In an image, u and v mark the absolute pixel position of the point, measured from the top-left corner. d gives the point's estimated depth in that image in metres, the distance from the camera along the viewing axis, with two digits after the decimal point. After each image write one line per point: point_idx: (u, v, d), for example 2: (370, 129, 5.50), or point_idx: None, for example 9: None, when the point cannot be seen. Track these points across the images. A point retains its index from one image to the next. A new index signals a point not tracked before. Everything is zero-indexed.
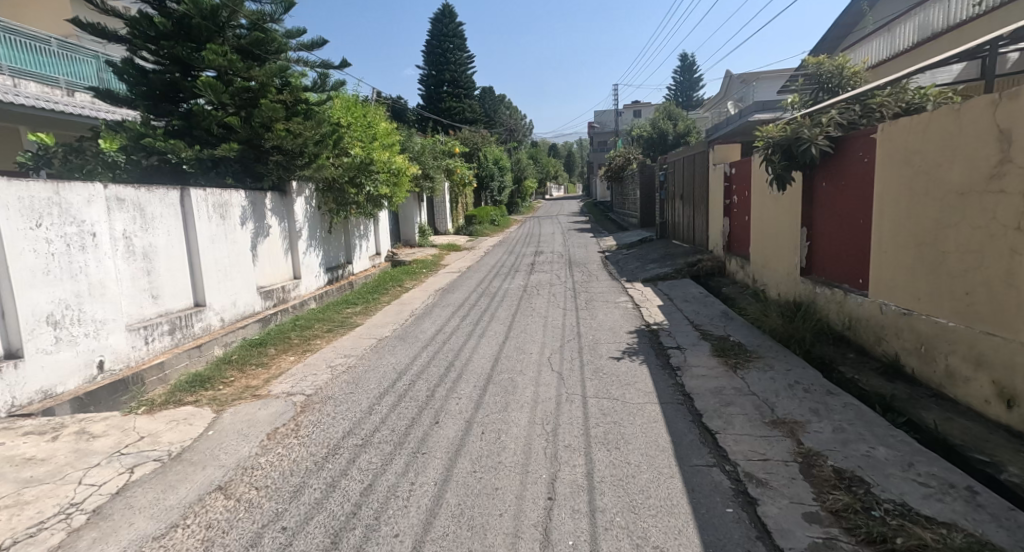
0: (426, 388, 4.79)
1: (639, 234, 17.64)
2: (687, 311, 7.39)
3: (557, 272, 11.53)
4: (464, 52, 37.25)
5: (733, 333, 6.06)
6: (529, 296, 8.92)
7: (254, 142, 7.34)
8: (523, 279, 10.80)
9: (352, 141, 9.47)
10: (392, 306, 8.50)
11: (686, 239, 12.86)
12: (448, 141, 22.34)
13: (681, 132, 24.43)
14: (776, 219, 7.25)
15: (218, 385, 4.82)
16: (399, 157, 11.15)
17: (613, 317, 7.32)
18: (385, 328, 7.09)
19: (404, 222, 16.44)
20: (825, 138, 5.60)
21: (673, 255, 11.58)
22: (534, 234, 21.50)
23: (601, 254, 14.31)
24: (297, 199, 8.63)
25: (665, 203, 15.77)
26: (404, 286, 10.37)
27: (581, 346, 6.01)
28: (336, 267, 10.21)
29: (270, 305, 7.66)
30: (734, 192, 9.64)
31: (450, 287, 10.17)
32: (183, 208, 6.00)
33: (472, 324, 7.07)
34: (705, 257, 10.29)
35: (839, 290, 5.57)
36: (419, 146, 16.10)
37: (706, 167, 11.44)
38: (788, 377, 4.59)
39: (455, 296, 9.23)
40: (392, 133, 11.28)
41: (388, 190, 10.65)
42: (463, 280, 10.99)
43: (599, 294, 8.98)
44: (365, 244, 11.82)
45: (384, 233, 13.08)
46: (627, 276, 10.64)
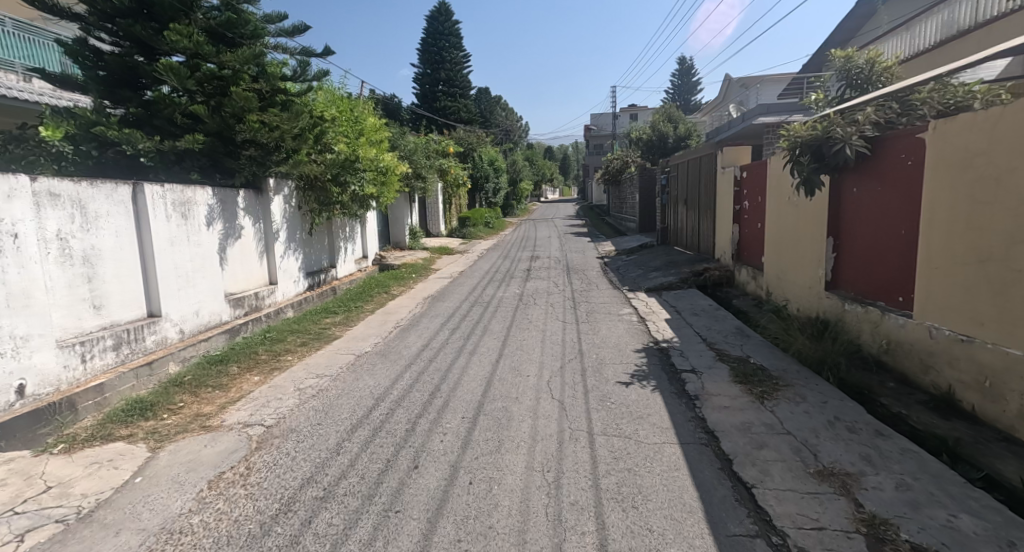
0: (406, 420, 4.13)
1: (638, 240, 17.04)
2: (698, 327, 6.76)
3: (554, 280, 10.88)
4: (460, 51, 36.65)
5: (753, 354, 5.43)
6: (525, 307, 8.27)
7: (223, 135, 6.65)
8: (518, 287, 10.16)
9: (336, 136, 8.82)
10: (376, 316, 7.83)
11: (689, 246, 12.26)
12: (441, 141, 21.67)
13: (681, 134, 23.89)
14: (795, 226, 6.62)
15: (165, 413, 4.15)
16: (388, 155, 10.47)
17: (617, 332, 6.68)
18: (367, 342, 6.43)
19: (394, 223, 15.76)
20: (860, 138, 4.96)
21: (677, 262, 10.97)
22: (530, 238, 20.85)
23: (600, 260, 13.69)
24: (274, 197, 7.94)
25: (667, 208, 15.18)
26: (391, 293, 9.70)
27: (582, 367, 5.36)
28: (318, 271, 9.52)
29: (241, 314, 6.98)
30: (745, 197, 9.03)
31: (439, 295, 9.50)
32: (136, 206, 5.32)
33: (462, 339, 6.42)
34: (712, 266, 9.67)
35: (873, 309, 4.94)
36: (411, 144, 15.44)
37: (712, 170, 10.84)
38: (826, 411, 3.96)
39: (446, 305, 8.57)
40: (381, 130, 10.59)
41: (375, 190, 9.98)
42: (454, 287, 10.33)
43: (600, 305, 8.34)
44: (350, 247, 11.14)
45: (371, 235, 12.40)
46: (628, 285, 10.02)
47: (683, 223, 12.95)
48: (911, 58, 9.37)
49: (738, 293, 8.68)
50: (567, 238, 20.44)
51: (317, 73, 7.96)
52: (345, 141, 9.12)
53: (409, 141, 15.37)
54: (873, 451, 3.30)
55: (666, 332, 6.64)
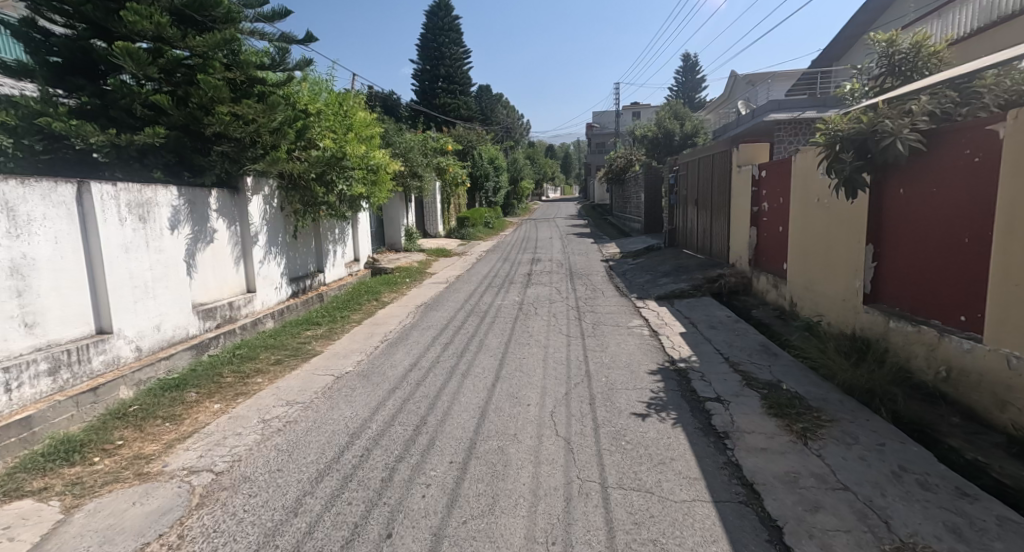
0: (384, 466, 3.48)
1: (643, 241, 16.36)
2: (718, 343, 6.11)
3: (556, 286, 10.22)
4: (460, 48, 36.02)
5: (784, 378, 4.78)
6: (525, 317, 7.62)
7: (190, 129, 6.00)
8: (518, 294, 9.50)
9: (322, 132, 8.24)
10: (363, 328, 7.18)
11: (701, 249, 11.61)
12: (439, 138, 20.97)
13: (688, 132, 23.20)
14: (827, 231, 5.96)
15: (99, 455, 3.51)
16: (379, 152, 9.80)
17: (627, 349, 6.03)
18: (350, 359, 5.79)
19: (389, 224, 15.10)
20: (913, 132, 4.26)
21: (687, 267, 10.31)
22: (530, 238, 20.17)
23: (604, 264, 13.04)
24: (252, 198, 7.28)
25: (675, 209, 14.51)
26: (382, 300, 9.05)
27: (591, 394, 4.71)
28: (303, 277, 8.89)
29: (213, 326, 6.34)
30: (765, 197, 8.37)
31: (434, 303, 8.84)
32: (80, 208, 4.66)
33: (455, 356, 5.76)
34: (727, 272, 9.01)
35: (928, 329, 4.26)
36: (406, 141, 14.78)
37: (726, 169, 10.17)
38: (886, 457, 3.32)
39: (439, 315, 7.92)
40: (372, 125, 9.92)
41: (365, 189, 9.34)
42: (450, 294, 9.68)
43: (607, 316, 7.69)
44: (340, 250, 10.51)
45: (364, 237, 11.77)
46: (636, 292, 9.36)
47: (693, 225, 12.29)
48: (953, 45, 8.62)
49: (757, 302, 8.03)
50: (569, 239, 19.76)
51: (299, 62, 7.31)
52: (332, 137, 8.47)
53: (405, 137, 14.70)
54: (958, 519, 2.65)
55: (684, 349, 5.99)
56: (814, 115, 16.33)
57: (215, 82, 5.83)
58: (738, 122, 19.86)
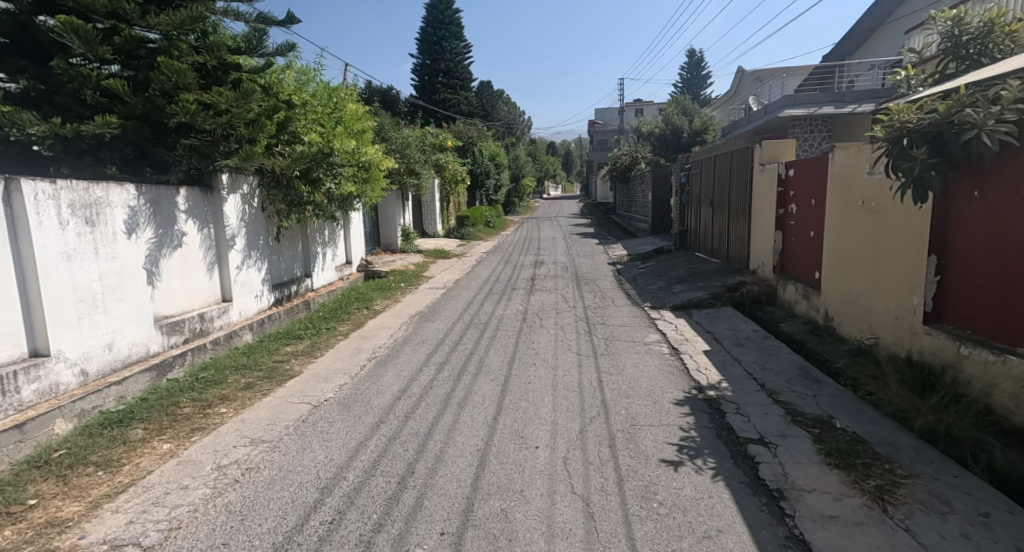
0: (360, 537, 2.79)
1: (651, 243, 15.69)
2: (749, 364, 5.41)
3: (562, 293, 9.52)
4: (461, 42, 35.28)
5: (837, 413, 4.09)
6: (530, 330, 6.93)
7: (152, 119, 5.27)
8: (521, 302, 8.80)
9: (307, 126, 7.54)
10: (351, 342, 6.48)
11: (717, 253, 10.93)
12: (438, 134, 20.26)
13: (696, 129, 22.47)
14: (876, 238, 5.29)
15: (2, 523, 2.81)
16: (371, 148, 9.10)
17: (646, 372, 5.34)
18: (333, 382, 5.09)
19: (385, 224, 14.41)
20: (1001, 123, 3.55)
21: (702, 274, 9.62)
22: (532, 239, 19.48)
23: (612, 267, 12.36)
24: (228, 197, 6.55)
25: (686, 209, 13.81)
26: (374, 308, 8.35)
27: (609, 432, 4.02)
28: (286, 284, 8.21)
29: (181, 342, 5.63)
30: (794, 199, 7.68)
31: (430, 312, 8.14)
32: (8, 209, 3.94)
33: (451, 381, 5.07)
34: (748, 281, 8.33)
35: (1017, 361, 3.56)
36: (403, 137, 14.08)
37: (746, 168, 9.47)
38: (995, 536, 2.65)
39: (436, 326, 7.23)
40: (364, 118, 9.21)
41: (356, 188, 8.65)
42: (449, 302, 8.98)
43: (619, 329, 7.00)
44: (329, 253, 9.84)
45: (356, 238, 11.10)
46: (649, 301, 8.67)
47: (708, 227, 11.60)
48: None
49: (785, 314, 7.34)
50: (572, 239, 19.04)
51: (280, 46, 6.60)
52: (318, 130, 7.78)
53: (401, 133, 14.01)
54: None
55: (712, 373, 5.29)
56: (831, 112, 15.67)
57: (178, 66, 5.10)
58: (749, 118, 19.19)
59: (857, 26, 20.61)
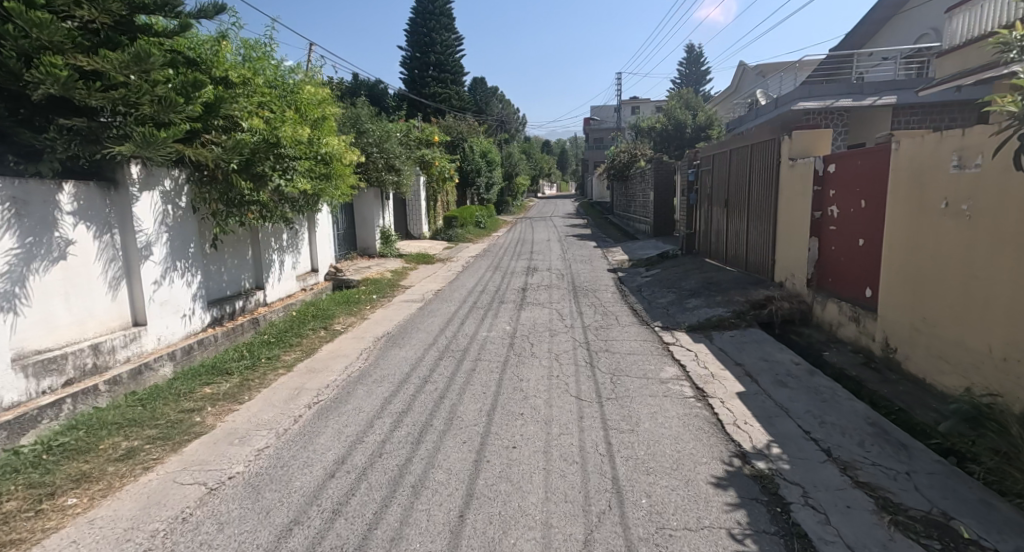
0: None
1: (654, 246, 14.48)
2: (801, 415, 4.17)
3: (557, 308, 8.27)
4: (453, 34, 34.08)
5: (956, 512, 2.85)
6: (519, 361, 5.67)
7: (7, 89, 3.94)
8: (510, 320, 7.54)
9: (248, 109, 6.21)
10: (293, 377, 5.18)
11: (733, 259, 9.71)
12: (424, 128, 18.97)
13: (700, 124, 21.28)
14: (970, 253, 4.05)
15: None
16: (332, 139, 7.77)
17: (668, 429, 4.07)
18: (253, 441, 3.80)
19: (361, 225, 13.18)
20: None
21: (718, 286, 8.38)
22: (525, 242, 18.21)
23: (612, 276, 11.10)
24: (139, 195, 5.22)
25: (693, 210, 12.57)
26: (333, 328, 7.05)
27: (628, 543, 2.74)
28: (228, 299, 6.90)
29: (58, 385, 4.26)
30: (836, 200, 6.43)
31: (399, 334, 6.85)
32: None
33: (409, 443, 3.80)
34: (776, 297, 7.10)
35: None
36: (380, 129, 12.81)
37: (771, 164, 8.21)
38: None
39: (403, 355, 5.94)
40: (323, 105, 7.87)
41: (315, 186, 7.37)
42: (424, 319, 7.67)
43: (628, 360, 5.74)
44: (287, 260, 8.55)
45: (321, 244, 9.83)
46: (659, 319, 7.42)
47: (722, 230, 10.36)
48: None
49: (826, 339, 6.10)
50: (568, 242, 17.78)
51: (205, 7, 5.30)
52: (263, 115, 6.46)
53: (379, 124, 12.74)
54: None
55: (755, 430, 4.04)
56: (848, 104, 14.48)
57: (38, 15, 3.77)
58: (757, 113, 17.97)
59: (869, 16, 19.42)
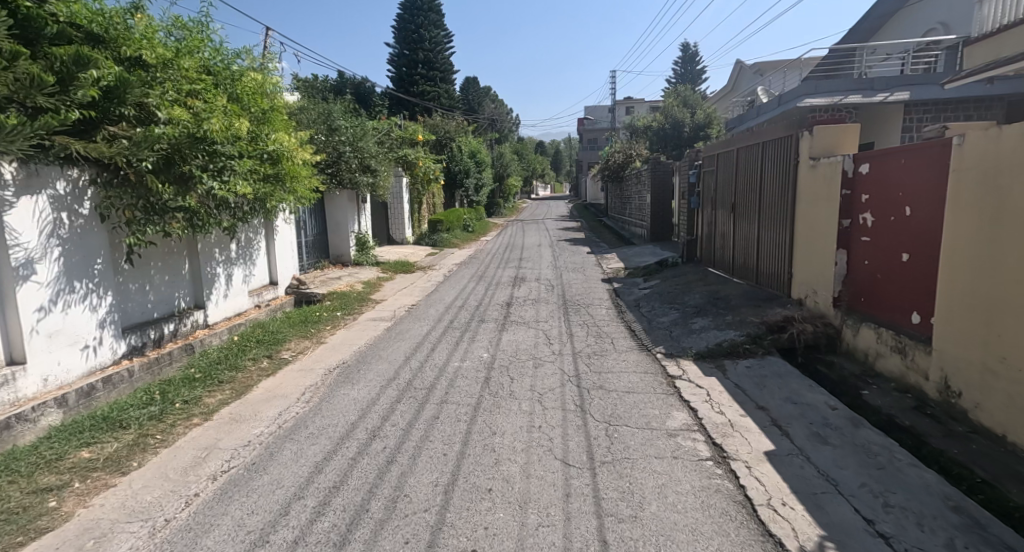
0: None
1: (651, 253, 13.50)
2: (856, 494, 3.17)
3: (545, 329, 7.27)
4: (442, 31, 33.16)
5: None
6: (494, 404, 4.66)
7: None
8: (489, 345, 6.55)
9: (167, 97, 5.19)
10: (209, 429, 4.14)
11: (742, 270, 8.73)
12: (408, 127, 17.99)
13: (698, 123, 20.36)
14: None
15: None
16: (281, 134, 6.72)
17: (683, 515, 3.06)
18: (114, 544, 2.77)
19: (335, 230, 12.22)
20: None
21: (727, 304, 7.40)
22: (515, 247, 17.24)
23: (606, 288, 10.11)
24: (14, 201, 4.18)
25: (695, 214, 11.59)
26: (280, 357, 6.00)
27: None
28: (154, 323, 5.85)
29: None
30: (871, 204, 5.44)
31: (357, 365, 5.81)
32: None
33: (329, 545, 2.79)
34: (797, 319, 6.12)
35: None
36: (354, 126, 11.81)
37: (787, 166, 7.24)
38: None
39: (355, 395, 4.92)
40: (269, 96, 6.84)
41: (262, 189, 6.34)
42: (390, 344, 6.64)
43: (626, 404, 4.74)
44: (235, 274, 7.51)
45: (281, 254, 8.78)
46: (661, 345, 6.42)
47: (729, 237, 9.39)
48: None
49: (862, 373, 5.11)
50: (560, 247, 16.81)
51: None
52: (187, 104, 5.42)
53: (352, 121, 11.73)
54: None
55: (798, 518, 3.04)
56: (857, 100, 13.59)
57: None
58: (758, 110, 17.09)
59: (875, 9, 18.52)
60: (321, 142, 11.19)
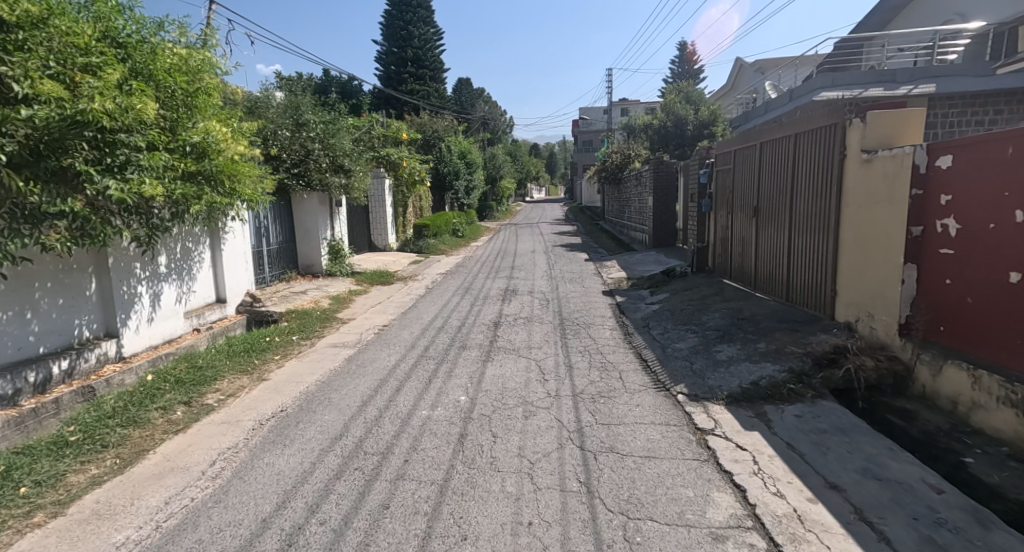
0: None
1: (655, 261, 12.32)
2: None
3: (538, 359, 6.05)
4: (431, 28, 32.07)
5: None
6: (468, 481, 3.43)
7: None
8: (469, 383, 5.31)
9: (38, 67, 3.95)
10: (51, 533, 2.88)
11: (768, 284, 7.55)
12: (391, 125, 16.77)
13: (700, 121, 19.25)
14: None
15: None
16: (212, 123, 5.46)
17: None
18: None
19: (304, 237, 10.98)
20: None
21: (755, 328, 6.19)
22: (507, 254, 16.03)
23: (608, 304, 8.89)
24: None
25: (706, 219, 10.40)
26: (202, 400, 4.75)
27: None
28: (38, 361, 4.58)
29: None
30: (956, 206, 4.25)
31: (298, 413, 4.56)
32: None
33: None
34: (852, 352, 4.93)
35: None
36: (324, 120, 10.66)
37: (827, 163, 6.06)
38: None
39: (283, 464, 3.67)
40: (200, 77, 5.56)
41: (186, 189, 5.11)
42: (347, 380, 5.39)
43: (647, 478, 3.51)
44: (166, 294, 6.25)
45: (228, 267, 7.53)
46: (683, 383, 5.20)
47: (751, 245, 8.22)
48: None
49: (951, 428, 3.92)
50: (555, 254, 15.61)
51: None
52: (73, 81, 4.19)
53: (321, 114, 10.59)
54: None
55: None
56: (878, 94, 12.50)
57: None
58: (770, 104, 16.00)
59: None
60: (286, 138, 10.06)
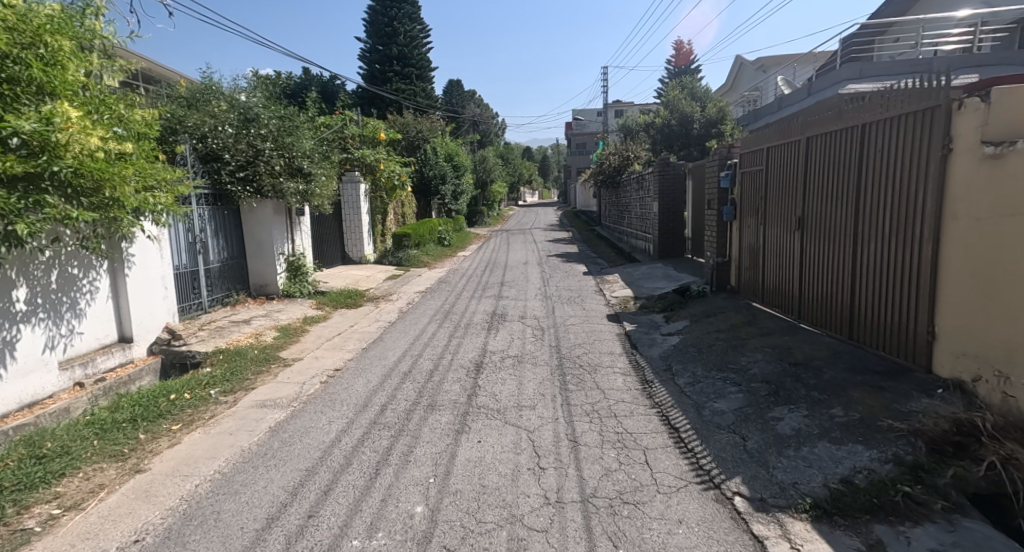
0: None
1: (665, 276, 10.79)
2: None
3: (531, 431, 4.45)
4: (419, 25, 30.60)
5: None
6: None
7: None
8: (433, 475, 3.73)
9: None
10: None
11: (822, 312, 5.99)
12: (368, 125, 15.19)
13: (706, 119, 17.81)
14: None
15: None
16: (63, 104, 3.86)
17: None
18: None
19: (256, 252, 9.39)
20: None
21: (821, 383, 4.62)
22: (496, 266, 14.47)
23: (615, 336, 7.33)
24: None
25: (729, 228, 8.83)
26: (17, 523, 3.10)
27: None
28: None
29: None
30: None
31: (159, 547, 2.93)
32: None
33: None
34: (991, 435, 3.36)
35: None
36: (278, 116, 9.22)
37: (919, 158, 4.48)
38: None
39: None
40: (49, 40, 3.84)
41: (11, 201, 3.50)
42: (259, 469, 3.77)
43: None
44: (32, 340, 4.62)
45: (135, 296, 5.90)
46: (739, 476, 3.62)
47: (793, 264, 6.65)
48: None
49: None
50: (549, 267, 14.06)
51: None
52: None
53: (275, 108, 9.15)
54: None
55: None
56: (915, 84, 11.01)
57: None
58: (799, 100, 14.50)
59: None
60: (229, 136, 8.43)
